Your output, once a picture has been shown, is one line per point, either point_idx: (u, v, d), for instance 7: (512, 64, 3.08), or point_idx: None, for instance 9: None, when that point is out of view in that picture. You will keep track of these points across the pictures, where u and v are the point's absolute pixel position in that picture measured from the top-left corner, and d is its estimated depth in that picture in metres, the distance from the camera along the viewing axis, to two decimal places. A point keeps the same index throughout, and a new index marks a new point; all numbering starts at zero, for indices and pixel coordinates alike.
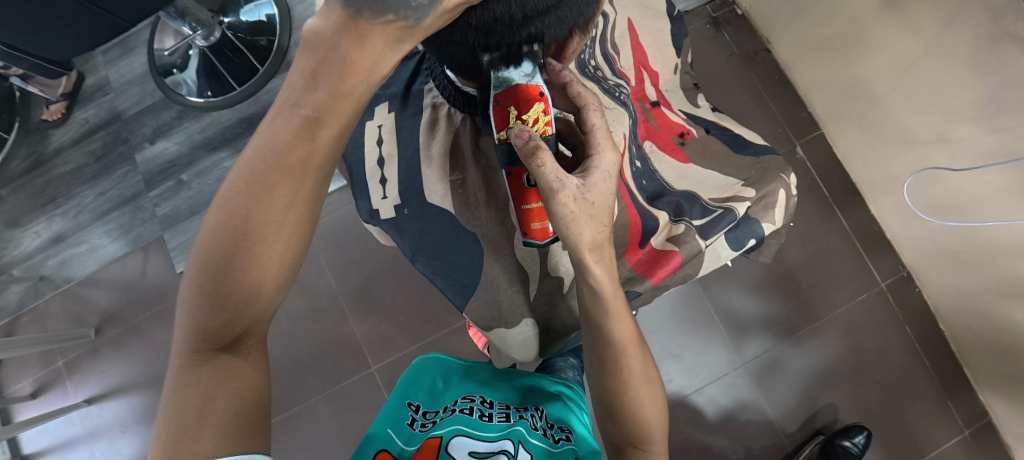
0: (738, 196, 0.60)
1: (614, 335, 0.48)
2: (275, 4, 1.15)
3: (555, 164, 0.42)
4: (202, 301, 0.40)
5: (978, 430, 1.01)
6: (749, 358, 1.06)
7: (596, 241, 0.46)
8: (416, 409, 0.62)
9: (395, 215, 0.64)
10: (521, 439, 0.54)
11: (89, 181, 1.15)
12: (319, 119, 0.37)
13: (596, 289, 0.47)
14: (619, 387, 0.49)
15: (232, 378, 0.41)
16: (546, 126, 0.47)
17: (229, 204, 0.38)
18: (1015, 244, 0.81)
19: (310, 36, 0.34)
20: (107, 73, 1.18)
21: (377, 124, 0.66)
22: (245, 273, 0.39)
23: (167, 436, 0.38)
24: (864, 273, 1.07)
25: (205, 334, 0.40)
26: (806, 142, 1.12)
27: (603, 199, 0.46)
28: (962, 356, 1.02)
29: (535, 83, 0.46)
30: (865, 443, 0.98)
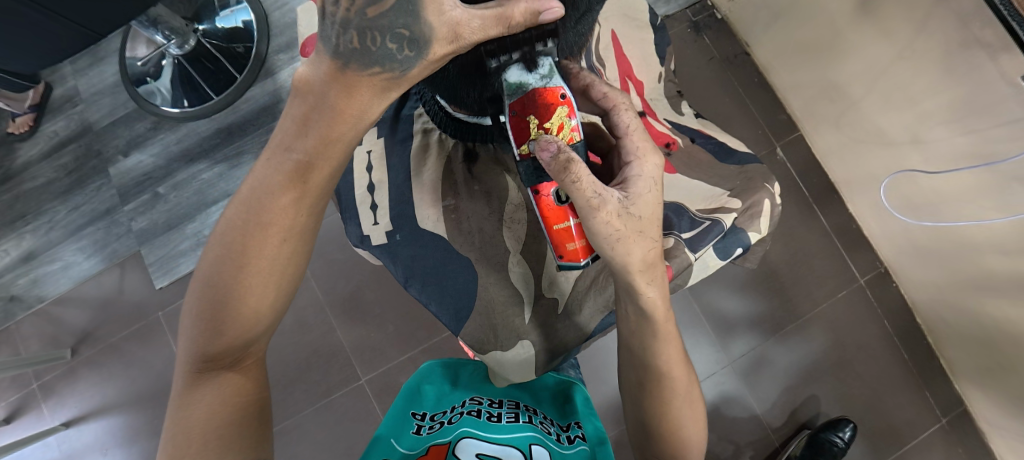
0: (725, 206, 0.61)
1: (660, 357, 0.50)
2: (251, 10, 1.13)
3: (592, 178, 0.42)
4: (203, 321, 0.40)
5: (955, 417, 1.05)
6: (736, 356, 1.08)
7: (646, 259, 0.45)
8: (423, 417, 0.62)
9: (387, 241, 0.63)
10: (528, 446, 0.55)
11: (61, 196, 1.11)
12: (310, 163, 0.38)
13: (649, 311, 0.48)
14: (663, 410, 0.52)
15: (231, 395, 0.42)
16: (573, 132, 0.44)
17: (226, 239, 0.39)
18: (986, 240, 0.84)
19: (301, 85, 0.36)
20: (76, 83, 1.14)
21: (366, 150, 0.67)
22: (242, 302, 0.40)
23: (172, 447, 0.40)
24: (844, 271, 1.10)
25: (206, 355, 0.41)
26: (787, 144, 1.14)
27: (650, 209, 0.45)
28: (938, 347, 1.06)
29: (555, 84, 0.42)
30: (851, 437, 1.00)
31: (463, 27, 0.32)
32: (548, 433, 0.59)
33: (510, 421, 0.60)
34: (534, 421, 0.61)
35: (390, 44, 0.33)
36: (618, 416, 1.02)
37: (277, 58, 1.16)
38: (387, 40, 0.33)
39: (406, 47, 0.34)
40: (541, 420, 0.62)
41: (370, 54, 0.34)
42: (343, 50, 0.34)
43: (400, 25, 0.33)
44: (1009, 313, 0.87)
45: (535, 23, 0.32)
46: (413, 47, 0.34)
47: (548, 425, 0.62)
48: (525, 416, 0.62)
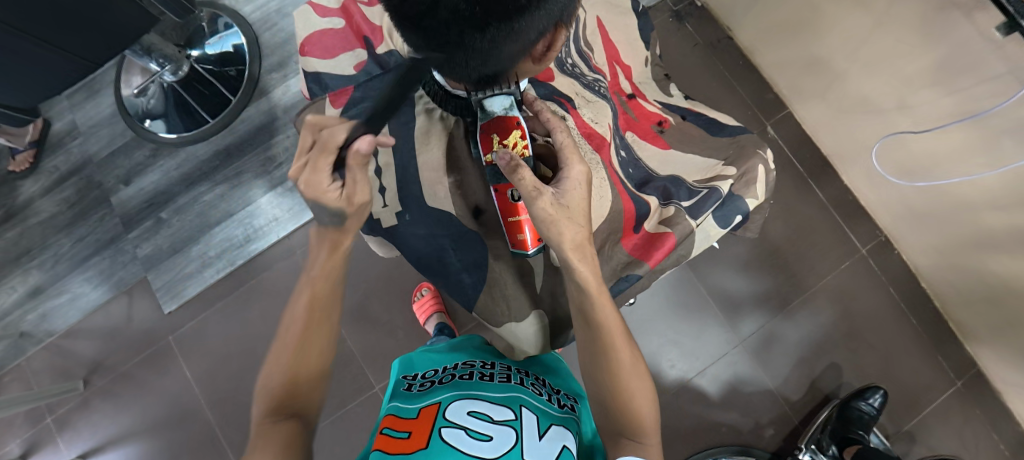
0: (721, 175, 0.61)
1: (602, 327, 0.51)
2: (241, 33, 1.16)
3: (533, 177, 0.48)
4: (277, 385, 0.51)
5: (969, 379, 1.05)
6: (746, 335, 1.08)
7: (576, 240, 0.50)
8: (413, 377, 0.65)
9: (397, 222, 0.66)
10: (521, 404, 0.55)
11: (65, 229, 1.12)
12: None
13: (584, 285, 0.52)
14: (609, 379, 0.51)
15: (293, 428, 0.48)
16: (525, 149, 0.52)
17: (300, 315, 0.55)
18: (982, 198, 0.85)
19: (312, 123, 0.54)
20: (73, 116, 1.15)
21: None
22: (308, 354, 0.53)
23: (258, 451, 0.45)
24: (845, 242, 1.11)
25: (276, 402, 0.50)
26: (776, 122, 1.15)
27: (578, 203, 0.51)
28: (946, 310, 1.07)
29: (513, 115, 0.52)
30: (881, 403, 0.98)
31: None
32: (540, 394, 0.59)
33: (502, 380, 0.60)
34: (526, 383, 0.61)
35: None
36: None
37: (270, 78, 1.18)
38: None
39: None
40: (533, 382, 0.62)
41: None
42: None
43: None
44: (1012, 268, 0.88)
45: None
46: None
47: (540, 386, 0.62)
48: (518, 377, 0.62)
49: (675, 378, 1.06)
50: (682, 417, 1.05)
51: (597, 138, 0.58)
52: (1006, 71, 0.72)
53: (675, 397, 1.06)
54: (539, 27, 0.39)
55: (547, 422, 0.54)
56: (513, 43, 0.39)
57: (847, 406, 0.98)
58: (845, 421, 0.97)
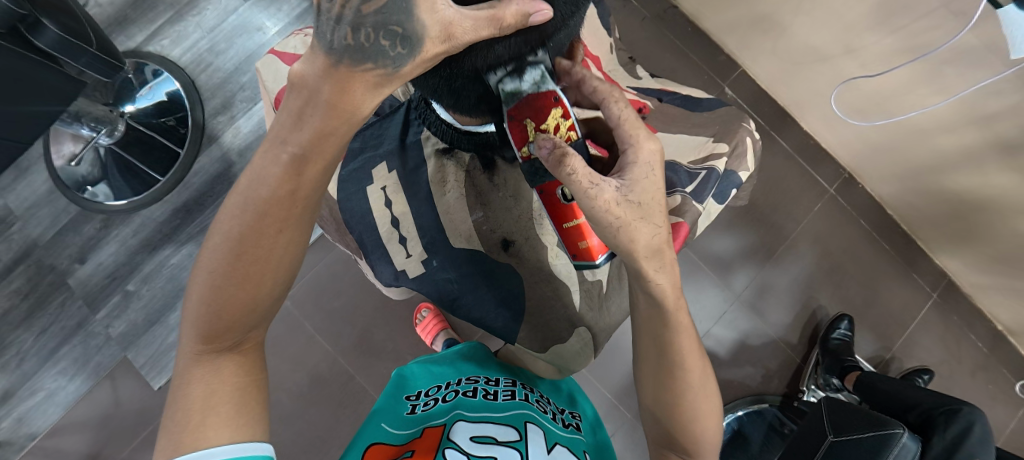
0: (714, 153, 0.65)
1: (676, 348, 0.49)
2: (175, 78, 1.09)
3: (586, 168, 0.42)
4: (202, 306, 0.42)
5: (943, 289, 1.13)
6: (740, 289, 1.12)
7: (652, 245, 0.45)
8: (416, 397, 0.63)
9: (426, 270, 0.64)
10: (531, 419, 0.57)
11: (23, 323, 1.02)
12: (306, 155, 0.40)
13: (658, 297, 0.47)
14: (676, 402, 0.50)
15: (232, 374, 0.44)
16: (570, 131, 0.46)
17: (225, 230, 0.41)
18: (934, 124, 0.90)
19: (296, 79, 0.38)
20: (5, 201, 1.05)
21: (380, 186, 0.65)
22: (242, 295, 0.42)
23: (183, 420, 0.41)
24: (815, 186, 1.16)
25: (209, 337, 0.43)
26: (732, 82, 1.19)
27: (649, 194, 0.44)
28: (913, 231, 1.14)
29: (548, 89, 0.43)
30: (848, 332, 1.06)
31: (457, 27, 0.34)
32: (545, 412, 0.61)
33: (507, 398, 0.61)
34: (531, 399, 0.63)
35: (383, 41, 0.35)
36: None
37: (217, 121, 1.12)
38: (380, 37, 0.35)
39: (399, 44, 0.36)
40: (538, 399, 0.64)
41: (363, 50, 0.36)
42: (337, 46, 0.36)
43: (394, 23, 0.35)
44: (966, 184, 0.94)
45: (523, 24, 0.34)
46: (406, 44, 0.36)
47: (544, 404, 0.63)
48: (522, 393, 0.63)
49: None
50: None
51: None
52: (939, 7, 0.74)
53: None
54: (559, 45, 0.42)
55: (552, 440, 0.55)
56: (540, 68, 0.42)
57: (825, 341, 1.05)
58: (825, 353, 1.02)
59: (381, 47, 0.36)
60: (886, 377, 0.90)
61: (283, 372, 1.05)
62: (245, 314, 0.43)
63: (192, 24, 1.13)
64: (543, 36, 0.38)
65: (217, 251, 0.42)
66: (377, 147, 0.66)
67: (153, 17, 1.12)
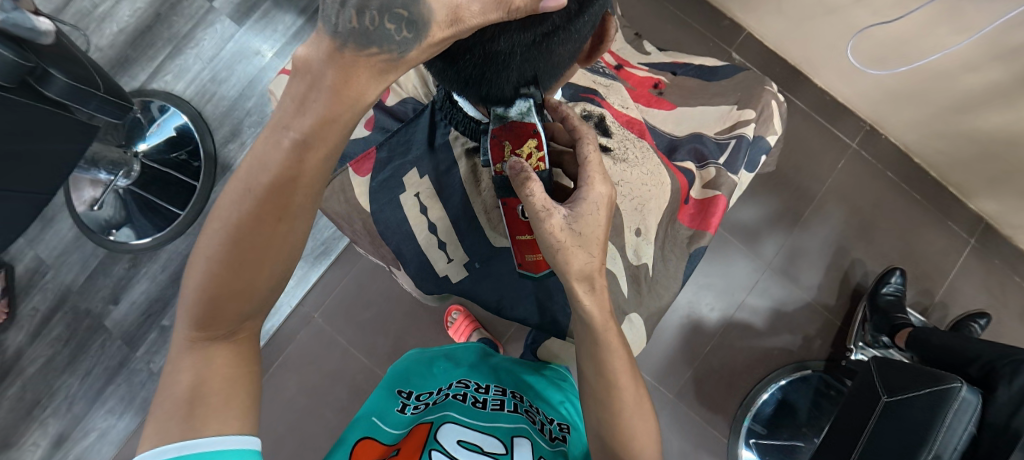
0: (741, 120, 0.65)
1: (609, 366, 0.48)
2: (183, 112, 1.10)
3: (543, 194, 0.44)
4: (200, 290, 0.41)
5: (981, 233, 1.10)
6: (771, 256, 1.10)
7: (584, 270, 0.46)
8: (408, 395, 0.64)
9: (468, 272, 0.65)
10: (518, 433, 0.57)
11: (68, 368, 1.04)
12: (307, 141, 0.38)
13: (587, 317, 0.47)
14: (612, 418, 0.48)
15: (227, 363, 0.42)
16: (541, 161, 0.47)
17: (227, 214, 0.39)
18: (956, 63, 0.86)
19: (301, 64, 0.37)
20: (36, 251, 1.07)
21: (413, 194, 0.63)
22: (239, 279, 0.40)
23: (171, 409, 0.39)
24: (836, 142, 1.13)
25: (203, 324, 0.41)
26: (738, 47, 1.16)
27: (594, 228, 0.45)
28: (943, 177, 1.11)
29: (530, 121, 0.46)
30: (901, 282, 1.03)
31: (464, 10, 0.33)
32: (533, 423, 0.60)
33: (495, 408, 0.61)
34: (520, 410, 0.62)
35: (389, 24, 0.34)
36: (687, 356, 1.07)
37: (228, 150, 1.13)
38: (385, 21, 0.34)
39: (405, 28, 0.34)
40: (527, 409, 0.63)
41: (367, 34, 0.35)
42: (342, 30, 0.35)
43: (399, 5, 0.34)
44: (998, 122, 0.90)
45: (533, 7, 0.33)
46: (411, 28, 0.34)
47: (533, 414, 0.63)
48: (511, 403, 0.63)
49: (719, 319, 1.09)
50: (733, 351, 1.08)
51: (634, 124, 0.64)
52: None
53: (724, 337, 1.08)
54: (594, 20, 0.40)
55: (537, 453, 0.55)
56: (574, 44, 0.41)
57: (875, 298, 1.02)
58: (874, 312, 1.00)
59: (393, 32, 0.34)
60: (944, 335, 0.86)
61: (321, 388, 1.05)
62: (239, 301, 0.41)
63: (192, 56, 1.14)
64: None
65: (216, 237, 0.40)
66: (406, 154, 0.64)
67: (153, 54, 1.13)
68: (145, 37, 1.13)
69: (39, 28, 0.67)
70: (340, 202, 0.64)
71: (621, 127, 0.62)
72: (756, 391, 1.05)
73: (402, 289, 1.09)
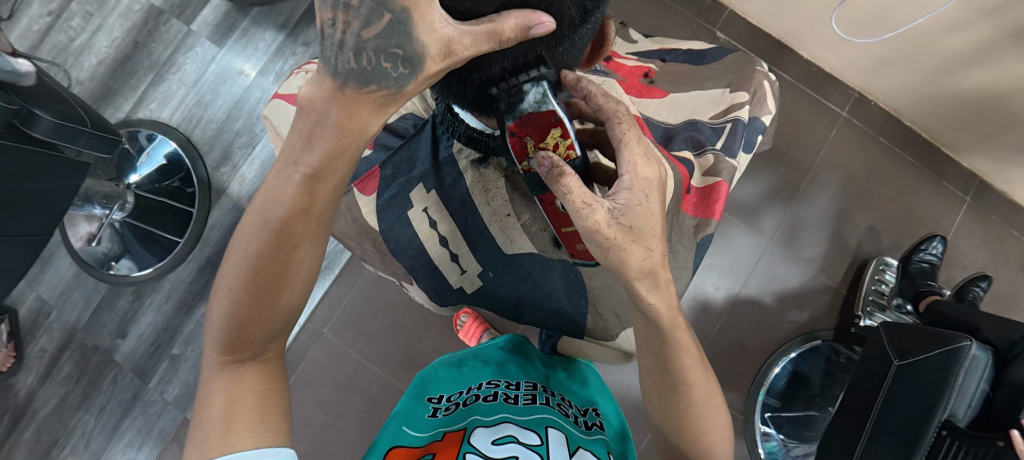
0: (735, 103, 0.66)
1: (680, 366, 0.49)
2: (170, 137, 1.08)
3: (582, 189, 0.42)
4: (225, 315, 0.43)
5: (976, 190, 1.11)
6: (771, 232, 1.11)
7: (644, 267, 0.44)
8: (437, 401, 0.65)
9: (484, 282, 0.65)
10: (552, 424, 0.56)
11: (82, 407, 1.04)
12: (317, 175, 0.42)
13: (656, 317, 0.47)
14: (681, 413, 0.50)
15: (257, 381, 0.44)
16: (570, 149, 0.45)
17: (246, 247, 0.43)
18: (941, 26, 0.86)
19: (306, 102, 0.40)
20: (38, 291, 1.07)
21: (422, 208, 0.64)
22: (264, 301, 0.43)
23: (206, 428, 0.41)
24: (827, 112, 1.14)
25: (231, 347, 0.43)
26: (722, 25, 1.16)
27: (644, 216, 0.43)
28: (935, 138, 1.12)
29: (550, 109, 0.42)
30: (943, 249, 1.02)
31: (456, 43, 0.35)
32: (566, 415, 0.60)
33: (528, 402, 0.61)
34: (552, 403, 0.62)
35: (385, 63, 0.37)
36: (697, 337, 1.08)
37: (221, 173, 1.12)
38: (382, 60, 0.37)
39: (401, 65, 0.37)
40: (559, 402, 0.63)
41: (367, 73, 0.37)
42: (341, 70, 0.37)
43: (394, 45, 0.36)
44: (986, 79, 0.91)
45: (526, 36, 0.34)
46: (407, 65, 0.37)
47: (565, 407, 0.63)
48: (543, 397, 0.63)
49: (725, 298, 1.10)
50: (742, 328, 1.09)
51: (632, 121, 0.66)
52: None
53: (732, 316, 1.09)
54: (595, 26, 0.41)
55: (574, 444, 0.54)
56: (576, 51, 0.41)
57: (911, 262, 1.02)
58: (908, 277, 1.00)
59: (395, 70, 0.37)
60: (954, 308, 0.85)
61: (339, 402, 1.05)
62: (264, 322, 0.43)
63: (175, 81, 1.13)
64: (587, 7, 0.37)
65: (238, 266, 0.43)
66: (411, 170, 0.64)
67: (136, 83, 1.12)
68: (125, 67, 1.12)
69: (18, 70, 0.66)
70: (348, 222, 0.65)
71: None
72: (768, 366, 1.05)
73: (409, 297, 1.09)
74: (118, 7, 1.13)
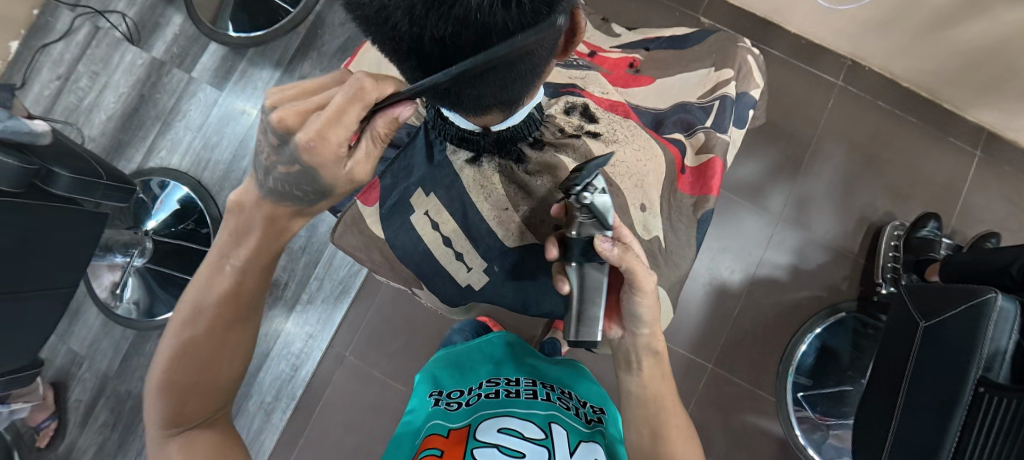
0: (721, 80, 0.67)
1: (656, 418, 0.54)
2: (182, 182, 1.12)
3: None
4: (169, 385, 0.50)
5: (985, 144, 1.10)
6: (780, 209, 1.11)
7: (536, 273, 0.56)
8: (441, 395, 0.68)
9: (489, 276, 0.65)
10: (552, 419, 0.58)
11: (120, 452, 1.06)
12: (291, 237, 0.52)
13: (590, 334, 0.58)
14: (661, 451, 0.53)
15: (202, 443, 0.50)
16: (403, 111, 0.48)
17: (177, 333, 0.51)
18: None
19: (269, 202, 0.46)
20: (71, 344, 1.10)
21: (423, 211, 0.64)
22: (202, 374, 0.51)
23: None
24: (822, 83, 1.14)
25: (177, 416, 0.50)
26: (705, 11, 1.17)
27: None
28: (935, 96, 1.11)
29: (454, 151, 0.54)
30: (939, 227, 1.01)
31: None
32: (566, 409, 0.62)
33: (528, 397, 0.63)
34: (552, 397, 0.64)
35: None
36: (718, 321, 1.07)
37: None
38: None
39: None
40: (559, 396, 0.65)
41: None
42: None
43: None
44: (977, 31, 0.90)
45: None
46: None
47: (566, 400, 0.64)
48: (543, 393, 0.65)
49: (742, 279, 1.09)
50: (762, 307, 1.08)
51: (619, 107, 0.66)
52: None
53: (751, 297, 1.08)
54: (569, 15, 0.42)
55: (576, 438, 0.56)
56: (541, 52, 0.42)
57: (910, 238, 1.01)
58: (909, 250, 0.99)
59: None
60: (963, 259, 0.85)
61: (369, 422, 1.06)
62: (208, 388, 0.51)
63: (181, 128, 1.17)
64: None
65: (171, 348, 0.50)
66: (408, 177, 0.65)
67: (144, 134, 1.17)
68: (133, 120, 1.17)
69: (36, 130, 0.70)
70: (355, 235, 0.66)
71: (604, 110, 0.65)
72: (794, 344, 1.05)
73: (427, 311, 1.11)
74: (122, 64, 1.17)
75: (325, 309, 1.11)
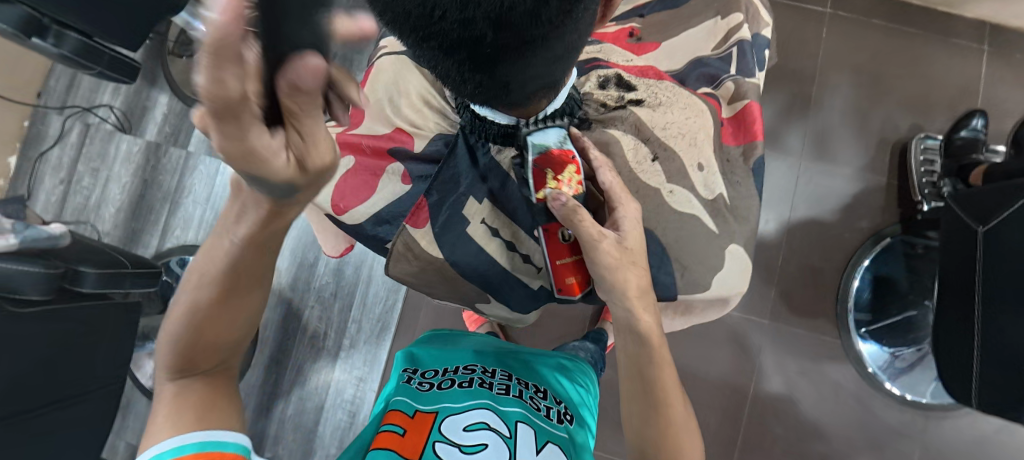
0: (733, 26, 0.69)
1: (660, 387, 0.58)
2: None
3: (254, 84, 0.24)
4: (183, 325, 0.42)
5: (990, 38, 1.07)
6: (800, 149, 1.08)
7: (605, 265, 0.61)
8: (414, 373, 0.66)
9: None
10: (519, 420, 0.57)
11: None
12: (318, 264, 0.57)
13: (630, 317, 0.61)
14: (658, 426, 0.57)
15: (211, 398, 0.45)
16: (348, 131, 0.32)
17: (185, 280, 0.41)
18: None
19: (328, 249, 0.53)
20: (128, 438, 1.09)
21: (479, 220, 0.64)
22: (220, 326, 0.43)
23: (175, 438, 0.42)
24: (813, 15, 1.11)
25: (192, 362, 0.44)
26: None
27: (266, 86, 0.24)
28: (929, 2, 1.08)
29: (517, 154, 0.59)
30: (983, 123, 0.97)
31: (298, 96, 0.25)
32: (537, 410, 0.61)
33: (502, 392, 0.61)
34: (523, 396, 0.63)
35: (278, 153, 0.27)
36: (765, 274, 1.05)
37: None
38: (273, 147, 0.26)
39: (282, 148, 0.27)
40: (532, 395, 0.64)
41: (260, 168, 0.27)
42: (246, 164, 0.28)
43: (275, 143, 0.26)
44: None
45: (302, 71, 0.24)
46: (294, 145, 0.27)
47: (538, 399, 0.63)
48: (518, 389, 0.63)
49: (779, 227, 1.06)
50: (806, 250, 1.05)
51: (649, 70, 0.69)
52: None
53: (792, 242, 1.06)
54: None
55: (543, 439, 0.57)
56: (587, 18, 0.38)
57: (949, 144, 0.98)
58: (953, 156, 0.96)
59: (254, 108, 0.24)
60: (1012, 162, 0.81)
61: None
62: (219, 346, 0.44)
63: (190, 203, 1.16)
64: None
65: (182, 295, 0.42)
66: (455, 189, 0.64)
67: (156, 217, 1.16)
68: (142, 206, 1.17)
69: (54, 233, 0.70)
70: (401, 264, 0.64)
71: (637, 77, 0.68)
72: (846, 280, 1.02)
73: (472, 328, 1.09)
74: (119, 154, 1.17)
75: (370, 350, 1.09)
